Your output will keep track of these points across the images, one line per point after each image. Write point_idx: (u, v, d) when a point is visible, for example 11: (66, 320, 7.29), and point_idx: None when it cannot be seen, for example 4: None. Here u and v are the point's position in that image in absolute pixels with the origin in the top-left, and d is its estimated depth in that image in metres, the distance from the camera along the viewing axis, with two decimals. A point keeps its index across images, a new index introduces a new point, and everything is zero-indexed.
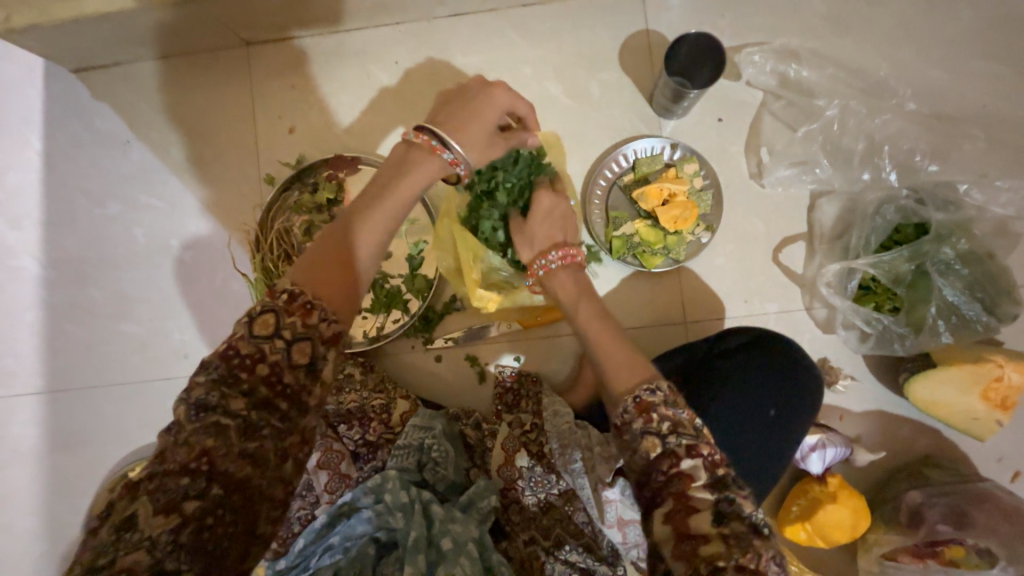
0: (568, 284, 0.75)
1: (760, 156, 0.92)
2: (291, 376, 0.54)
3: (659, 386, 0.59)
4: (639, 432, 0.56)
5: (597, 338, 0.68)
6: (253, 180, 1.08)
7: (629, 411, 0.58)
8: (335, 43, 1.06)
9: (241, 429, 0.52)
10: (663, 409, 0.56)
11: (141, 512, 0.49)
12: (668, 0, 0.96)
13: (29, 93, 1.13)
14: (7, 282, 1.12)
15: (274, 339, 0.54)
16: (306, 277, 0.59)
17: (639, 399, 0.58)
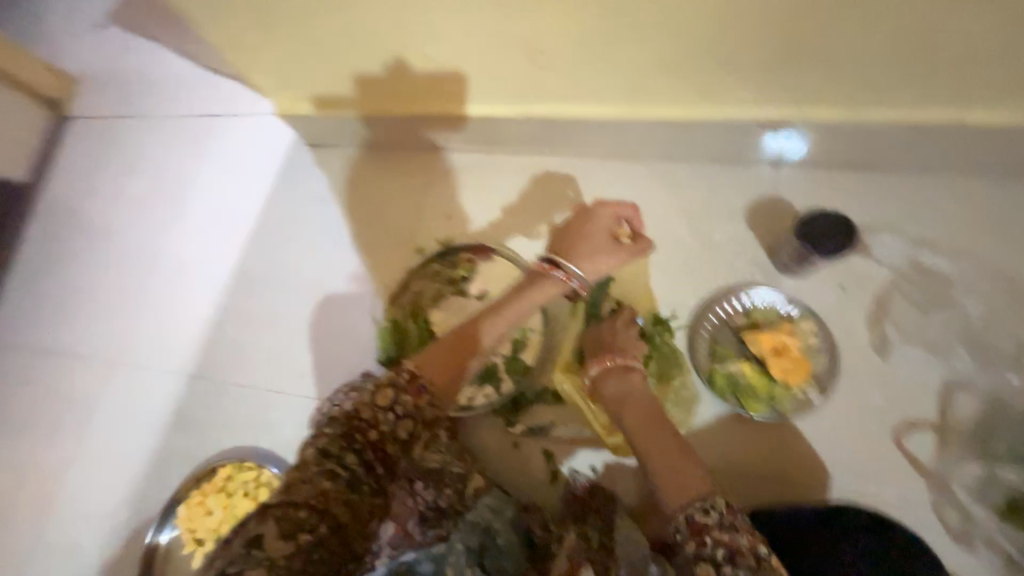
0: (628, 386, 0.84)
1: (885, 331, 0.92)
2: (391, 445, 0.77)
3: (715, 506, 0.67)
4: (692, 555, 0.65)
5: (649, 449, 0.76)
6: (407, 248, 1.30)
7: (682, 531, 0.67)
8: (500, 158, 1.30)
9: (346, 480, 0.73)
10: (716, 533, 0.65)
11: (267, 534, 0.66)
12: (801, 176, 1.08)
13: (269, 151, 1.50)
14: (202, 281, 1.42)
15: (388, 412, 0.77)
16: (426, 367, 0.83)
17: (692, 519, 0.66)
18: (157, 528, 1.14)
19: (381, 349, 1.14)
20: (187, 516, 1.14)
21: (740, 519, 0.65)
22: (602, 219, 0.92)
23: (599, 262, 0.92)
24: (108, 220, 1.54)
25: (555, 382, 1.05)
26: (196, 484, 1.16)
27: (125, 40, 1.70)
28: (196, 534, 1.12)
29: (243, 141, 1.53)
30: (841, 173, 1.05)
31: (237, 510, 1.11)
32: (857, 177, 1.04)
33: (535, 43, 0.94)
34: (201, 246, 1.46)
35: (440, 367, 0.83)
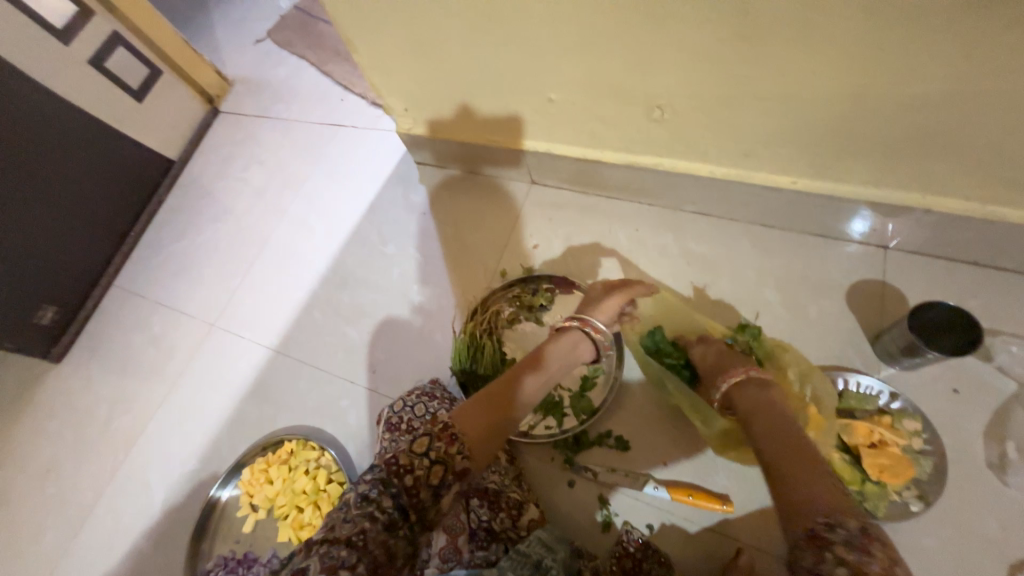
0: (752, 398, 0.78)
1: (1002, 447, 0.83)
2: (426, 488, 0.71)
3: (847, 525, 0.55)
4: (808, 569, 0.54)
5: (775, 457, 0.66)
6: (491, 269, 1.36)
7: (802, 545, 0.56)
8: (594, 200, 1.36)
9: (382, 521, 0.68)
10: (839, 551, 0.53)
11: (311, 567, 0.64)
12: (914, 265, 1.03)
13: (382, 163, 1.66)
14: (302, 268, 1.56)
15: (423, 458, 0.71)
16: (462, 416, 0.77)
17: (813, 531, 0.56)
18: (221, 486, 1.22)
19: (455, 359, 1.18)
20: (250, 480, 1.20)
21: (878, 545, 0.53)
22: (636, 288, 0.96)
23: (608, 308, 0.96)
24: (234, 202, 1.75)
25: (620, 427, 1.04)
26: (262, 452, 1.24)
27: (280, 55, 1.98)
28: (252, 499, 1.18)
29: (361, 151, 1.70)
30: (962, 268, 0.99)
31: (295, 485, 1.15)
32: (979, 276, 0.98)
33: (660, 98, 0.98)
34: (307, 237, 1.61)
35: (477, 423, 0.77)
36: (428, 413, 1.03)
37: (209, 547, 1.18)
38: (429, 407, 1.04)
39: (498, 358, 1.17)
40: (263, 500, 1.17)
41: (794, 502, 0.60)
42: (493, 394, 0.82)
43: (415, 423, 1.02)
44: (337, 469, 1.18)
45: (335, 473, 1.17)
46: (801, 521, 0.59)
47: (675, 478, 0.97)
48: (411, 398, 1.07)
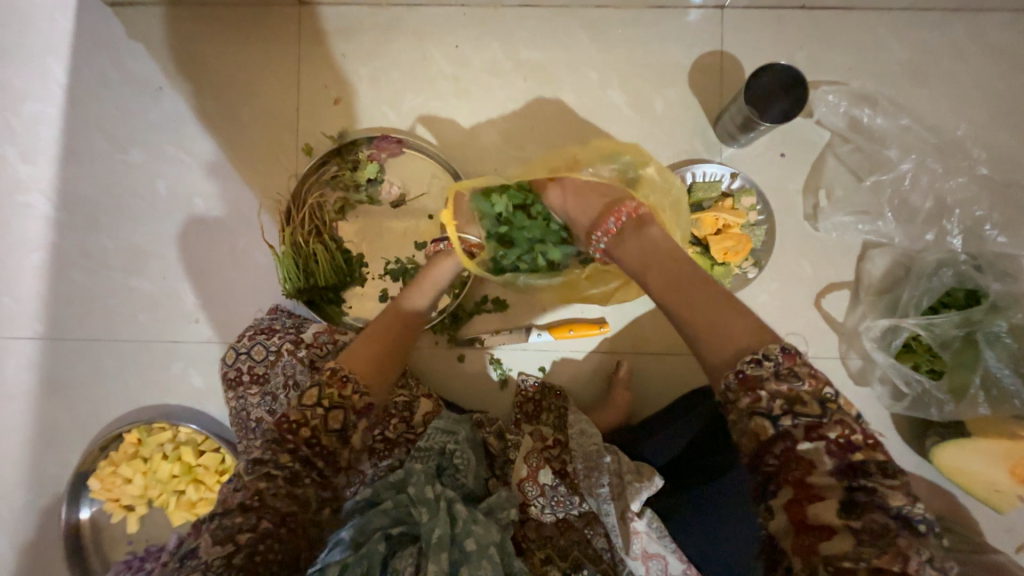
0: (633, 251, 0.72)
1: (818, 198, 0.90)
2: (327, 436, 0.60)
3: (772, 353, 0.53)
4: (747, 412, 0.52)
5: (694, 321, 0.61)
6: (289, 147, 1.02)
7: (732, 388, 0.54)
8: (393, 15, 1.00)
9: (283, 479, 0.57)
10: (772, 384, 0.51)
11: (202, 544, 0.54)
12: (749, 23, 0.93)
13: (58, 21, 1.06)
14: (15, 218, 1.07)
15: (315, 407, 0.61)
16: (349, 358, 0.69)
17: (742, 373, 0.53)
18: (69, 507, 1.00)
19: (285, 280, 0.94)
20: (104, 487, 1.00)
21: (801, 362, 0.52)
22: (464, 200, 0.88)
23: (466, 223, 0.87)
24: None
25: (495, 289, 0.97)
26: (102, 454, 1.00)
27: None
28: (121, 502, 1.00)
29: (7, 7, 1.06)
30: (791, 16, 0.92)
31: (159, 475, 0.97)
32: (806, 20, 0.92)
33: None
34: None
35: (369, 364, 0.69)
36: (271, 353, 0.85)
37: (99, 560, 1.03)
38: (269, 345, 0.85)
39: (338, 260, 0.95)
40: (134, 498, 1.00)
41: (728, 348, 0.56)
42: (374, 335, 0.74)
43: (261, 369, 0.85)
44: (204, 439, 0.99)
45: (204, 443, 0.99)
46: (726, 367, 0.55)
47: (555, 318, 0.96)
48: (242, 344, 0.86)
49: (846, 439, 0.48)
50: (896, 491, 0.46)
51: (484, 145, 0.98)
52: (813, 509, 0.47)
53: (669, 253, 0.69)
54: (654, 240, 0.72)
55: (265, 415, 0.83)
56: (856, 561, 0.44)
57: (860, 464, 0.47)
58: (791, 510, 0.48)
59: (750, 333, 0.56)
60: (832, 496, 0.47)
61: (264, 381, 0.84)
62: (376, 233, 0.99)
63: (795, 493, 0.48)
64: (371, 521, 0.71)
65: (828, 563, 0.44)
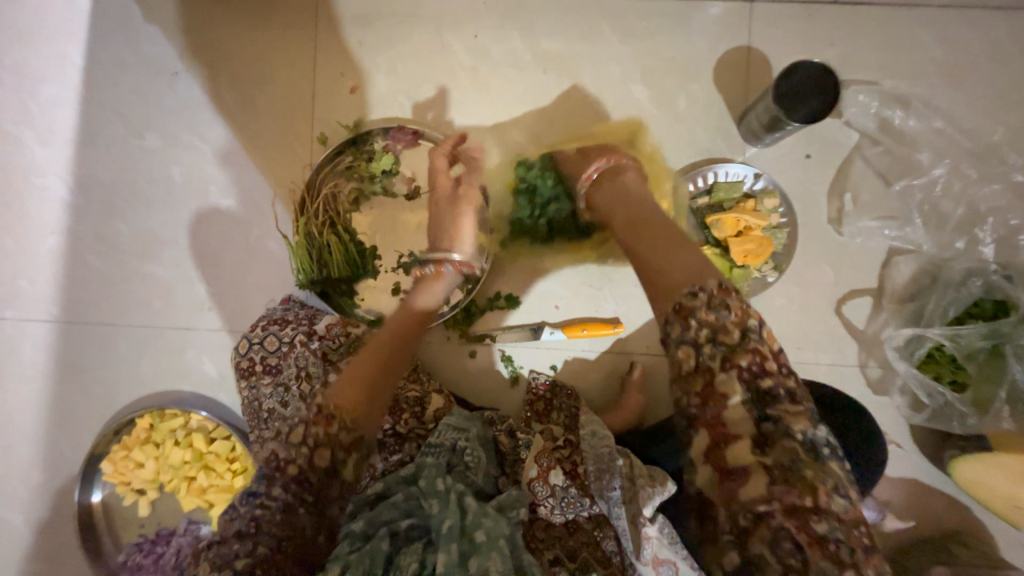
0: (608, 192, 0.72)
1: (843, 201, 0.88)
2: (313, 472, 0.63)
3: (706, 286, 0.51)
4: (674, 340, 0.50)
5: (643, 253, 0.59)
6: (304, 136, 1.01)
7: (670, 321, 0.51)
8: (412, 3, 0.98)
9: (276, 509, 0.61)
10: (702, 313, 0.49)
11: (203, 567, 0.58)
12: (778, 18, 0.90)
13: (76, 3, 1.05)
14: (31, 201, 1.07)
15: (301, 446, 0.62)
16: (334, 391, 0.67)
17: (679, 304, 0.51)
18: (82, 490, 1.01)
19: (299, 270, 0.93)
20: (116, 470, 1.01)
21: (734, 294, 0.50)
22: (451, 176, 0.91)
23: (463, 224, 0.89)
24: None
25: (508, 286, 0.96)
26: (114, 437, 1.01)
27: None
28: (132, 485, 1.02)
29: None
30: (822, 11, 0.89)
31: (171, 460, 0.98)
32: (839, 16, 0.88)
33: None
34: (12, 151, 1.07)
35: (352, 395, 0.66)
36: (284, 344, 0.84)
37: (112, 542, 1.05)
38: (283, 337, 0.85)
39: (351, 252, 0.94)
40: (145, 482, 1.01)
41: (672, 279, 0.53)
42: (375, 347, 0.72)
43: (274, 360, 0.84)
44: (214, 426, 0.99)
45: (215, 431, 0.99)
46: (665, 296, 0.53)
47: (568, 317, 0.95)
48: (256, 334, 0.86)
49: (758, 366, 0.47)
50: (802, 417, 0.46)
51: (502, 139, 0.97)
52: (729, 449, 0.46)
53: (637, 199, 0.68)
54: (627, 185, 0.72)
55: (276, 406, 0.82)
56: (770, 500, 0.43)
57: (770, 390, 0.46)
58: (709, 454, 0.46)
59: (692, 269, 0.53)
60: (745, 433, 0.45)
61: (277, 372, 0.84)
62: (390, 226, 0.98)
63: (710, 436, 0.47)
64: (381, 513, 0.69)
65: (746, 509, 0.44)
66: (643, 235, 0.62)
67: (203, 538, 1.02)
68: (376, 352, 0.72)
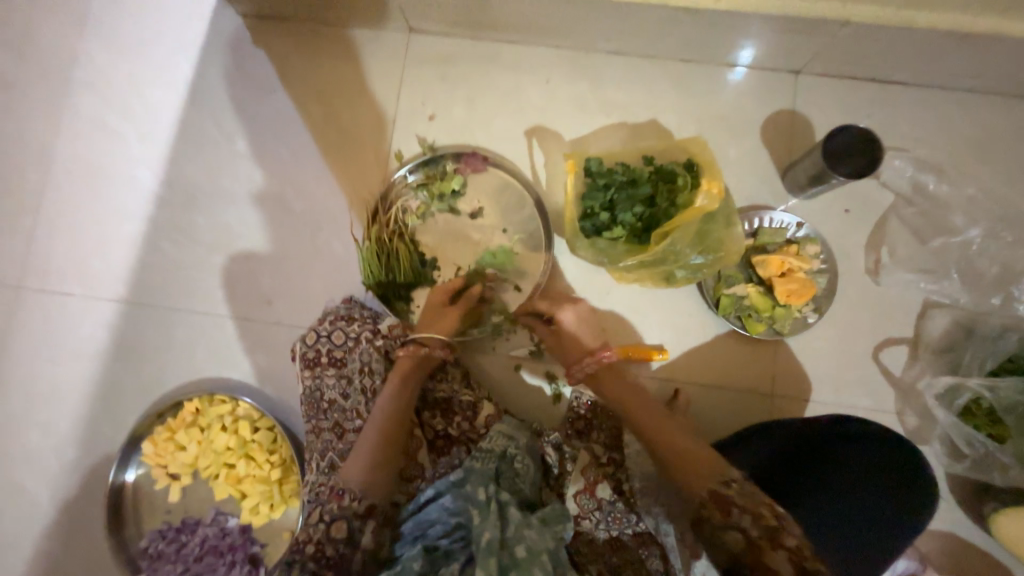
0: (617, 387, 0.82)
1: (880, 253, 0.94)
2: (332, 546, 0.69)
3: (733, 479, 0.68)
4: (720, 525, 0.66)
5: (666, 440, 0.74)
6: (383, 155, 1.11)
7: (708, 506, 0.67)
8: (493, 48, 1.10)
9: None
10: (742, 504, 0.66)
11: None
12: (821, 89, 1.01)
13: (194, 26, 1.18)
14: (121, 189, 1.16)
15: (319, 522, 0.70)
16: (345, 470, 0.74)
17: (719, 492, 0.67)
18: (117, 469, 1.02)
19: (366, 273, 0.99)
20: (156, 453, 1.03)
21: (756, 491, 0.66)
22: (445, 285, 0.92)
23: (442, 325, 0.88)
24: None
25: None
26: (160, 419, 1.04)
27: None
28: (169, 469, 1.03)
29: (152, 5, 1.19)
30: (861, 87, 1.00)
31: (215, 445, 1.01)
32: (878, 91, 0.99)
33: None
34: (113, 144, 1.18)
35: (366, 469, 0.73)
36: (350, 339, 0.90)
37: (135, 528, 1.04)
38: (349, 332, 0.90)
39: (416, 260, 1.00)
40: (183, 467, 1.03)
41: (703, 468, 0.70)
42: (376, 418, 0.78)
43: (339, 354, 0.89)
44: (260, 416, 1.02)
45: (260, 420, 1.02)
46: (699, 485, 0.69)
47: (614, 342, 0.99)
48: (323, 328, 0.91)
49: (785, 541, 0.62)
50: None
51: (563, 171, 1.06)
52: None
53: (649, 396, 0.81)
54: (625, 376, 0.85)
55: (337, 397, 0.87)
56: None
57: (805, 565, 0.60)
58: None
59: (710, 461, 0.70)
60: None
61: (342, 364, 0.89)
62: (451, 240, 1.04)
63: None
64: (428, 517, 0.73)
65: None
66: (659, 435, 0.74)
67: (228, 531, 1.02)
68: (377, 425, 0.77)
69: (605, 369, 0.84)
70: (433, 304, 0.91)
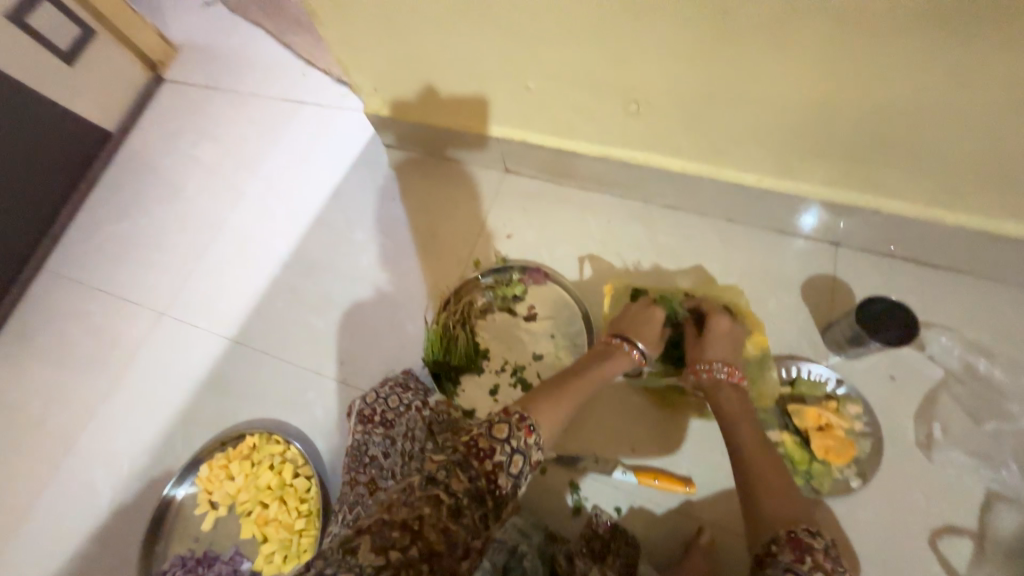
0: (735, 402, 0.88)
1: (931, 428, 0.93)
2: None
3: (819, 538, 0.71)
4: (785, 558, 0.69)
5: (762, 474, 0.80)
6: (464, 259, 1.34)
7: (782, 540, 0.71)
8: (568, 191, 1.34)
9: None
10: (819, 558, 0.68)
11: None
12: (862, 262, 1.10)
13: (349, 149, 1.59)
14: (262, 254, 1.49)
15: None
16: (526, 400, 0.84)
17: (795, 535, 0.71)
18: (172, 485, 1.15)
19: (428, 351, 1.15)
20: (207, 477, 1.15)
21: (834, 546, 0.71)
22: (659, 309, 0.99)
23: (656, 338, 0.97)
24: (191, 188, 1.66)
25: (592, 417, 1.06)
26: (221, 447, 1.18)
27: (233, 24, 1.90)
28: (212, 496, 1.13)
29: (326, 132, 1.64)
30: (903, 265, 1.07)
31: (259, 482, 1.12)
32: (921, 271, 1.06)
33: (637, 93, 0.98)
34: (268, 221, 1.54)
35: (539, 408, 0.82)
36: (402, 405, 1.01)
37: (164, 547, 1.12)
38: (403, 399, 1.02)
39: (472, 349, 1.15)
40: (224, 496, 1.13)
41: (790, 515, 0.75)
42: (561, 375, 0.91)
43: (390, 415, 1.00)
44: (303, 463, 1.13)
45: (302, 467, 1.12)
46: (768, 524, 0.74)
47: (641, 463, 1.01)
48: (383, 390, 1.04)
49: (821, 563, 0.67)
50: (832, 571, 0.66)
51: None
52: None
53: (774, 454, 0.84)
54: (739, 401, 0.89)
55: (378, 455, 0.97)
56: None
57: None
58: None
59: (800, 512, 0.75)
60: None
61: (389, 426, 0.99)
62: (504, 337, 1.20)
63: None
64: None
65: None
66: (757, 466, 0.82)
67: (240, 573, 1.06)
68: (554, 382, 0.90)
69: (732, 383, 0.90)
70: (655, 316, 0.98)
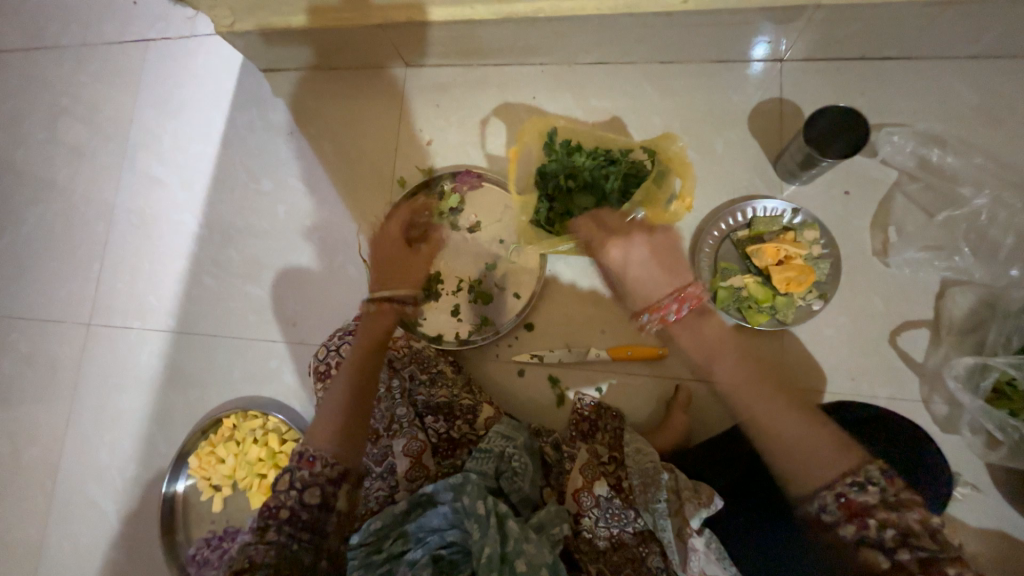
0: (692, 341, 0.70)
1: (887, 233, 0.92)
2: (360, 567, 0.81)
3: (873, 479, 0.56)
4: (852, 539, 0.55)
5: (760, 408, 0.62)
6: (387, 181, 1.20)
7: (831, 509, 0.56)
8: (481, 73, 1.16)
9: None
10: (881, 512, 0.54)
11: None
12: (810, 73, 1.00)
13: (224, 84, 1.33)
14: (169, 233, 1.33)
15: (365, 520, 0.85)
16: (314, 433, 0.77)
17: (845, 498, 0.56)
18: (169, 482, 1.14)
19: None
20: (200, 465, 1.14)
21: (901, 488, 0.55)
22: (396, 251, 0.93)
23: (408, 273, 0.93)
24: (61, 177, 1.41)
25: (557, 311, 1.03)
26: (202, 435, 1.15)
27: None
28: (211, 481, 1.14)
29: (187, 70, 1.36)
30: (851, 67, 0.98)
31: (249, 457, 1.11)
32: (872, 69, 0.97)
33: None
34: (163, 193, 1.35)
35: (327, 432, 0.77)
36: None
37: (184, 538, 1.15)
38: None
39: None
40: (222, 478, 1.13)
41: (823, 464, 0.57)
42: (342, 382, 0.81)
43: None
44: (288, 429, 1.13)
45: (288, 433, 1.13)
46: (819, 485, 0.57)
47: (613, 341, 1.01)
48: (332, 342, 0.99)
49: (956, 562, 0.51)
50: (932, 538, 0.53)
51: None
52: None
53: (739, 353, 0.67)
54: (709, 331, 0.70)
55: None
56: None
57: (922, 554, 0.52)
58: None
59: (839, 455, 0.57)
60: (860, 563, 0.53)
61: None
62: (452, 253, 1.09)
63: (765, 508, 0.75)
64: (428, 521, 0.75)
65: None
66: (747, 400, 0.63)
67: None
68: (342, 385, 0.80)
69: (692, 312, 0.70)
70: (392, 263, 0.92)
